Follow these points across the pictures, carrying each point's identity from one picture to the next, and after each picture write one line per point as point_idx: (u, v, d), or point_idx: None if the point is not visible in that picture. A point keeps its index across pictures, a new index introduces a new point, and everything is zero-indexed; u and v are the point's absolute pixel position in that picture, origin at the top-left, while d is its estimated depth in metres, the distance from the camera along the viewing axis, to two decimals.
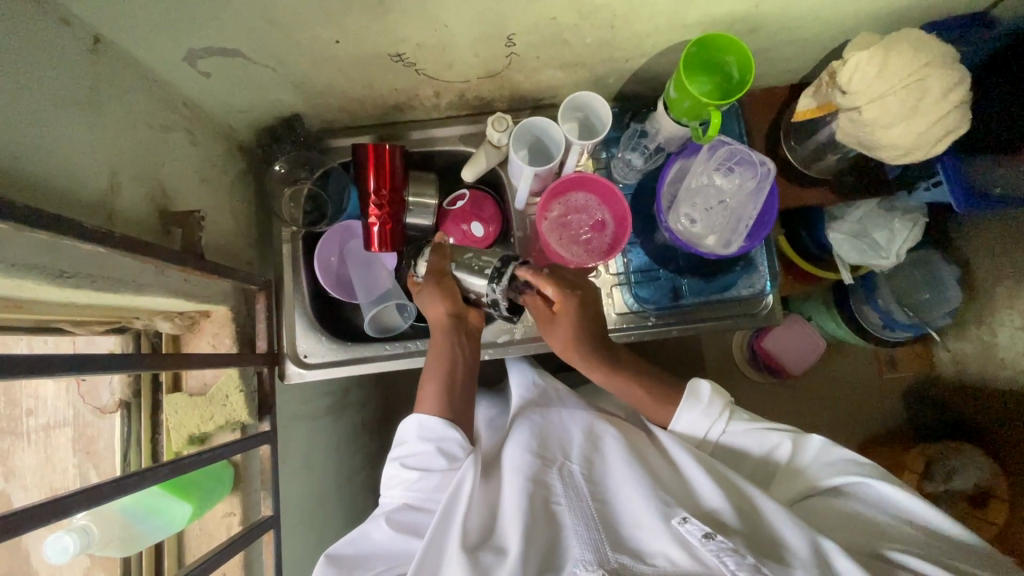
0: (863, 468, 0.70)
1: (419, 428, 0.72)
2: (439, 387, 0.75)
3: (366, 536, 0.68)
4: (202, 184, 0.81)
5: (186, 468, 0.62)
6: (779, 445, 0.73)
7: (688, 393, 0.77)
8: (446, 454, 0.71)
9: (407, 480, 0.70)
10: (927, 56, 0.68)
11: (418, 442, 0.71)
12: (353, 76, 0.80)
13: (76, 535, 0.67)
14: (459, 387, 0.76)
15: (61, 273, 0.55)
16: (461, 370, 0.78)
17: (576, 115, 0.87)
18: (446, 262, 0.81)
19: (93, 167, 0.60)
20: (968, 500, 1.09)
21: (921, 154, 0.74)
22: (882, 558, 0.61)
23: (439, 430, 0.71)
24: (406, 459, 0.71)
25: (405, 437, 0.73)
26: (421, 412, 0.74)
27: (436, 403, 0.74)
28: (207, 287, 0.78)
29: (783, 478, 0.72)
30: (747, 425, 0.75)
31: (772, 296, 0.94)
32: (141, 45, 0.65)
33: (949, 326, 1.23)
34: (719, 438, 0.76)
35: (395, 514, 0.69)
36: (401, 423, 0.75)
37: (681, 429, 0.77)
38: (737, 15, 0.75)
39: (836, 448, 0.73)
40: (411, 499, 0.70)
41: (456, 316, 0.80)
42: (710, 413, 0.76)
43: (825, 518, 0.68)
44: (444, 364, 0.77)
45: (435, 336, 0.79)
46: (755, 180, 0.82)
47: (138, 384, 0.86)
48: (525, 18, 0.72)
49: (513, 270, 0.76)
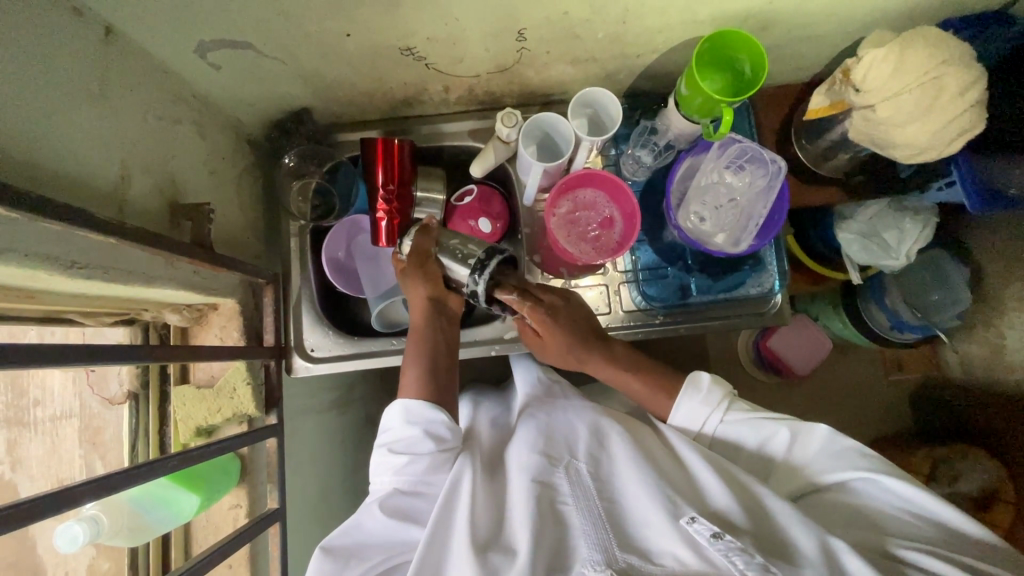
0: (868, 461, 0.69)
1: (404, 413, 0.71)
2: (421, 368, 0.76)
3: (359, 526, 0.67)
4: (211, 176, 0.81)
5: (194, 460, 0.63)
6: (776, 435, 0.73)
7: (688, 382, 0.79)
8: (434, 437, 0.70)
9: (396, 465, 0.70)
10: (943, 54, 0.67)
11: (404, 426, 0.71)
12: (363, 70, 0.80)
13: (86, 526, 0.68)
14: (442, 369, 0.77)
15: (72, 264, 0.55)
16: (443, 353, 0.78)
17: (587, 111, 0.86)
18: (431, 244, 0.81)
19: (103, 159, 0.60)
20: (974, 503, 1.09)
21: (936, 152, 0.73)
22: (891, 556, 0.60)
23: (425, 414, 0.71)
24: (393, 444, 0.71)
25: (390, 422, 0.73)
26: (404, 396, 0.74)
27: (417, 386, 0.74)
28: (216, 280, 0.78)
29: (782, 473, 0.73)
30: (745, 414, 0.75)
31: (781, 295, 0.94)
32: (152, 36, 0.65)
33: (957, 327, 1.22)
34: (717, 429, 0.77)
35: (387, 501, 0.69)
36: (387, 409, 0.74)
37: (680, 421, 0.78)
38: (751, 11, 0.74)
39: (841, 438, 0.72)
40: (402, 484, 0.70)
41: (437, 299, 0.81)
42: (709, 403, 0.76)
43: (830, 516, 0.68)
44: (423, 348, 0.78)
45: (415, 319, 0.81)
46: (766, 179, 0.81)
47: (146, 375, 0.87)
48: (537, 13, 0.71)
49: (496, 263, 0.76)
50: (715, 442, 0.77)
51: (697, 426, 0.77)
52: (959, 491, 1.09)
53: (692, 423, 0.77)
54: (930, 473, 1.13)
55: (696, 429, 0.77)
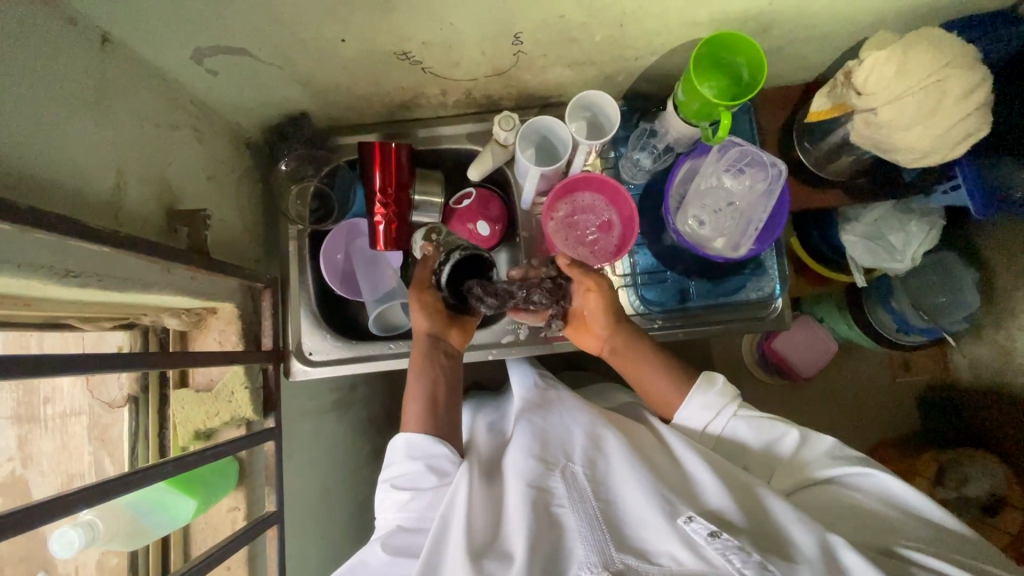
0: (871, 465, 0.70)
1: (407, 447, 0.73)
2: (420, 402, 0.78)
3: (363, 563, 0.67)
4: (208, 182, 0.81)
5: (190, 465, 0.63)
6: (785, 435, 0.73)
7: (702, 380, 0.80)
8: (436, 471, 0.72)
9: (401, 501, 0.71)
10: (948, 57, 0.66)
11: (407, 461, 0.73)
12: (360, 74, 0.80)
13: (81, 531, 0.69)
14: (441, 405, 0.79)
15: (68, 273, 0.56)
16: (442, 386, 0.81)
17: (585, 113, 0.85)
18: (428, 271, 0.85)
19: (100, 167, 0.60)
20: (980, 508, 1.07)
21: (939, 156, 0.72)
22: (900, 557, 0.60)
23: (427, 447, 0.73)
24: (397, 479, 0.73)
25: (393, 458, 0.75)
26: (406, 429, 0.76)
27: (418, 418, 0.76)
28: (214, 284, 0.78)
29: (786, 470, 0.72)
30: (755, 415, 0.76)
31: (781, 299, 0.93)
32: (147, 43, 0.65)
33: (966, 329, 1.20)
34: (727, 423, 0.76)
35: (390, 538, 0.69)
36: (389, 445, 0.76)
37: (692, 411, 0.78)
38: (752, 12, 0.73)
39: (847, 447, 0.74)
40: (406, 521, 0.71)
41: (435, 335, 0.84)
42: (723, 395, 0.77)
43: (825, 509, 0.68)
44: (423, 380, 0.80)
45: (414, 353, 0.83)
46: (766, 182, 0.79)
47: (146, 379, 0.88)
48: (533, 16, 0.71)
49: (458, 255, 0.83)
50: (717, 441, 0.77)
51: (705, 419, 0.77)
52: (965, 495, 1.08)
53: (700, 418, 0.77)
54: (936, 477, 1.11)
55: (702, 422, 0.77)
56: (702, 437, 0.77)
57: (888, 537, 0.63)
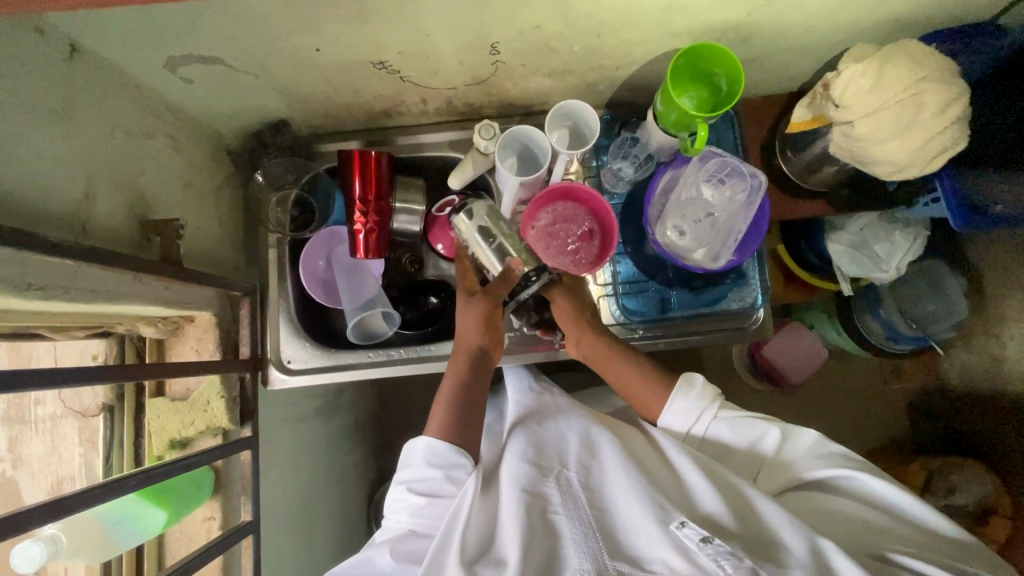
0: (852, 463, 0.70)
1: (428, 453, 0.72)
2: (448, 411, 0.77)
3: (369, 563, 0.67)
4: (185, 190, 0.81)
5: (158, 476, 0.63)
6: (765, 434, 0.73)
7: (682, 381, 0.79)
8: (455, 481, 0.71)
9: (414, 506, 0.70)
10: (924, 70, 0.65)
11: (427, 467, 0.72)
12: (338, 83, 0.79)
13: (44, 546, 0.68)
14: (469, 420, 0.77)
15: (30, 286, 0.55)
16: (476, 401, 0.79)
17: (565, 122, 0.86)
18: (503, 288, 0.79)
19: (66, 178, 0.60)
20: (970, 517, 1.06)
21: (918, 169, 0.72)
22: (886, 559, 0.60)
23: (447, 456, 0.72)
24: (412, 483, 0.72)
25: (411, 460, 0.74)
26: (428, 434, 0.75)
27: (439, 426, 0.75)
28: (190, 293, 0.78)
29: (771, 471, 0.72)
30: (733, 414, 0.75)
31: (763, 310, 0.92)
32: (118, 51, 0.64)
33: (955, 338, 1.19)
34: (708, 427, 0.76)
35: (398, 543, 0.68)
36: (408, 445, 0.75)
37: (673, 415, 0.78)
38: (730, 23, 0.72)
39: (826, 442, 0.73)
40: (417, 526, 0.70)
41: (483, 349, 0.82)
42: (702, 399, 0.77)
43: (813, 512, 0.67)
44: (457, 388, 0.79)
45: (456, 356, 0.82)
46: (746, 193, 0.80)
47: (121, 388, 0.87)
48: (509, 27, 0.70)
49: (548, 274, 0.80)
50: (703, 443, 0.77)
51: (686, 424, 0.77)
52: (954, 504, 1.07)
53: (683, 421, 0.77)
54: (924, 485, 1.10)
55: (684, 427, 0.77)
56: (686, 440, 0.77)
57: (876, 539, 0.62)
